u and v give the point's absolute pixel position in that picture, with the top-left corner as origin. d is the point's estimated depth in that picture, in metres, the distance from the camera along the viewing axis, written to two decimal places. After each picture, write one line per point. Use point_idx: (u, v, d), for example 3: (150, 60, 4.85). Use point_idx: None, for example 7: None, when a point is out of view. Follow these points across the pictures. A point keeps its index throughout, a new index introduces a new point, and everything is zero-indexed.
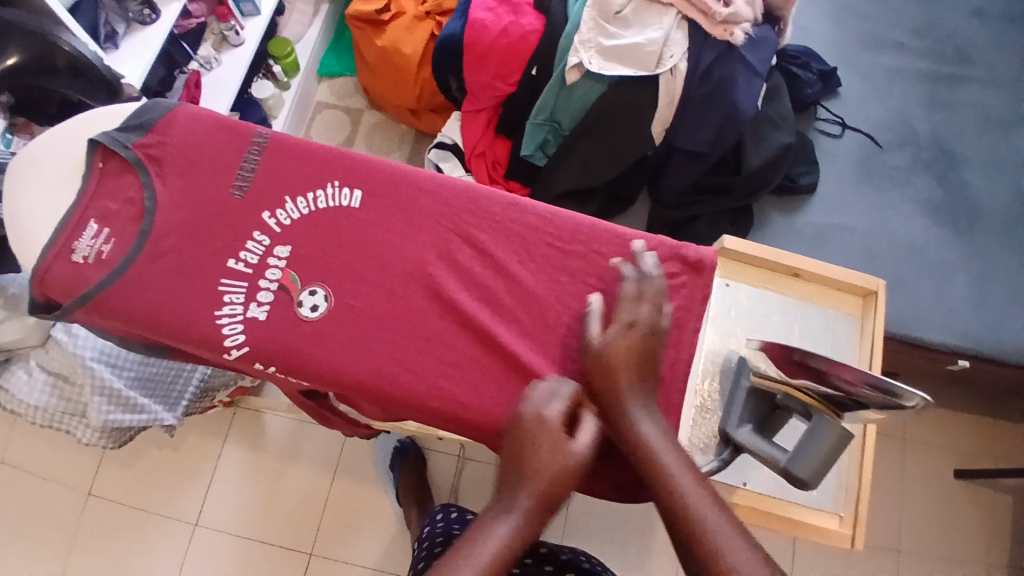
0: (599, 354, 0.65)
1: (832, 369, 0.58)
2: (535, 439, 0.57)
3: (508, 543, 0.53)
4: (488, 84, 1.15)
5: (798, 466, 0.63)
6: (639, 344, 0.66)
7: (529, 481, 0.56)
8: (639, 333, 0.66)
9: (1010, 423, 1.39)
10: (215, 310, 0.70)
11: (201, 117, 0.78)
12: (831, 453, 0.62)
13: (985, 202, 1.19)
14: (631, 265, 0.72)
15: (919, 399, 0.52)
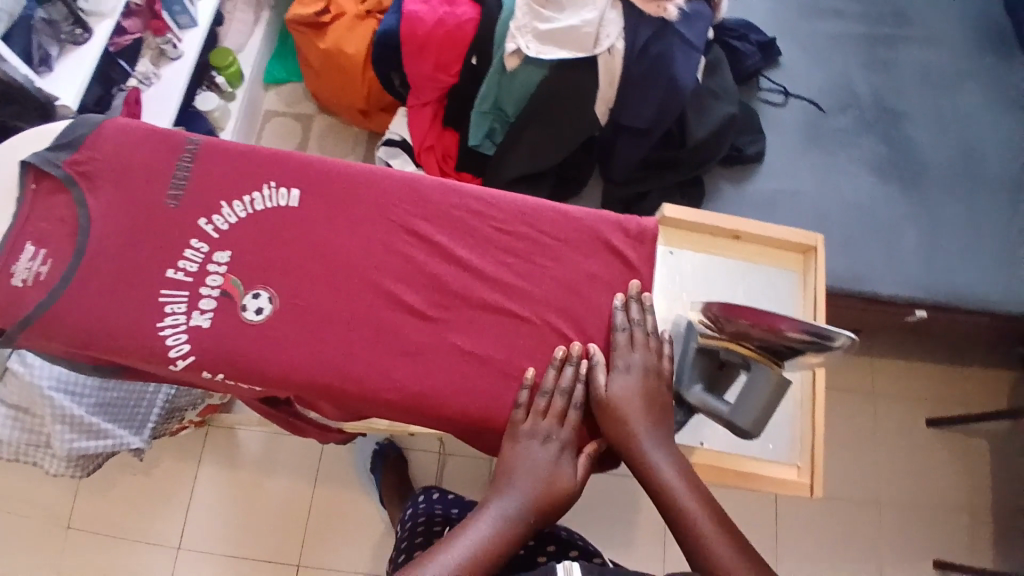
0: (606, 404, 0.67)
1: (770, 323, 0.60)
2: (525, 454, 0.66)
3: (487, 542, 0.60)
4: (430, 76, 1.16)
5: (740, 418, 0.65)
6: (644, 387, 0.68)
7: (517, 487, 0.64)
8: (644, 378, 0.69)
9: (976, 370, 1.43)
10: (158, 322, 0.69)
11: (131, 129, 0.77)
12: (769, 402, 0.64)
13: (929, 157, 1.21)
14: (621, 312, 0.72)
15: (849, 339, 0.56)
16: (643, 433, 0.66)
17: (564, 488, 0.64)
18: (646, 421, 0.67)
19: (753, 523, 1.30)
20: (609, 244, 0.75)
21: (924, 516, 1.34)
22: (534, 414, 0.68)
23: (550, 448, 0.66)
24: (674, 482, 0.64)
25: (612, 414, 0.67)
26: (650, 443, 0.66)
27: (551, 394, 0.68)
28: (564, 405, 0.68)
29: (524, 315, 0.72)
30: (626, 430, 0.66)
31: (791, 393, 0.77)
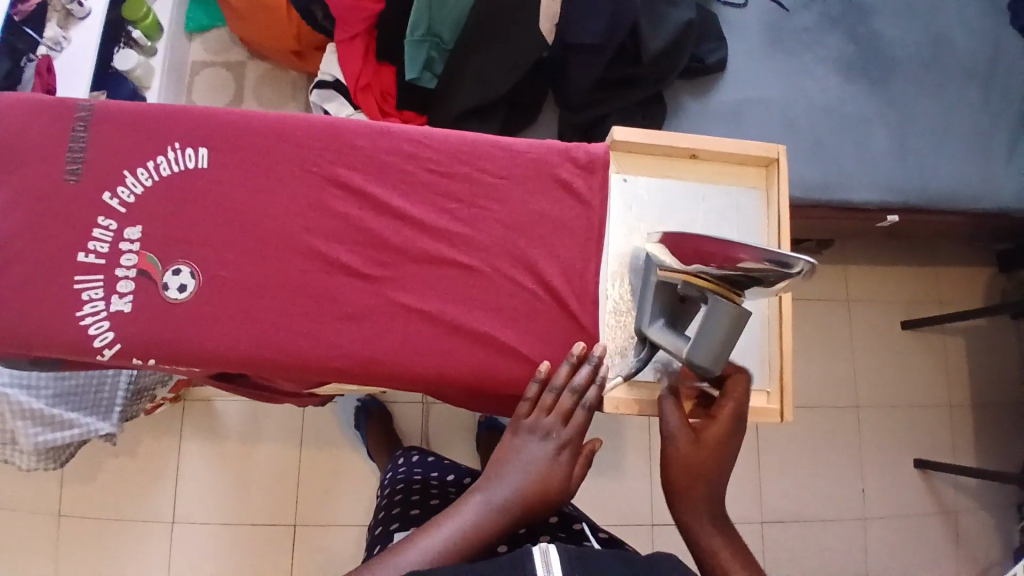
0: (686, 436, 0.64)
1: (729, 250, 0.58)
2: (525, 449, 0.62)
3: (467, 533, 0.57)
4: (354, 6, 1.06)
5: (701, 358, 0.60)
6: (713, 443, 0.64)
7: (508, 479, 0.61)
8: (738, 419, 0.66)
9: (952, 268, 1.42)
10: (76, 311, 0.64)
11: (13, 100, 0.68)
12: (729, 335, 0.60)
13: (898, 48, 1.15)
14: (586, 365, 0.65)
15: (807, 263, 0.52)
16: (716, 480, 0.63)
17: (555, 483, 0.61)
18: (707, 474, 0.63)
19: None
20: (556, 177, 0.70)
21: (903, 414, 1.37)
22: (539, 409, 0.64)
23: (549, 449, 0.62)
24: (721, 539, 0.62)
25: (702, 448, 0.63)
26: (715, 488, 0.63)
27: (560, 391, 0.64)
28: (569, 401, 0.64)
29: (473, 264, 0.68)
30: (701, 474, 0.63)
31: (758, 317, 0.75)
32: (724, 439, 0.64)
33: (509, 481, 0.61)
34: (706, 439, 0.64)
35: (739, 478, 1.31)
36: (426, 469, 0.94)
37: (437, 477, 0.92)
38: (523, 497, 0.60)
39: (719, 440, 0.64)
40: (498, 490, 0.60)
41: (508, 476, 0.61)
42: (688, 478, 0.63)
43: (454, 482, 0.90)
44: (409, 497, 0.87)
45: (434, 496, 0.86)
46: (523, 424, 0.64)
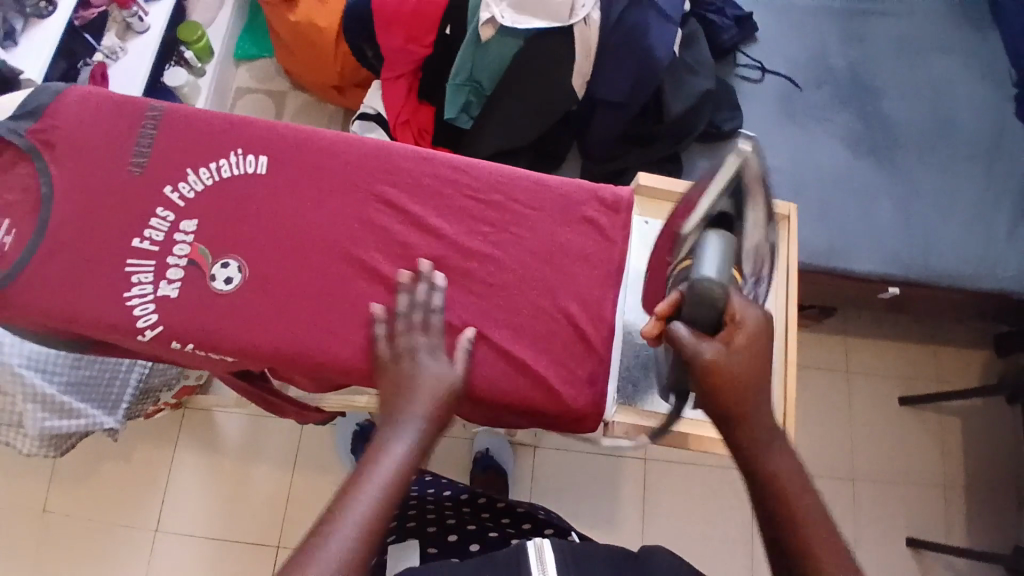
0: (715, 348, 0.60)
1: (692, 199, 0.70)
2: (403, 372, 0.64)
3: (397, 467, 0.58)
4: (402, 47, 1.14)
5: (709, 271, 0.60)
6: (749, 340, 0.61)
7: (408, 405, 0.62)
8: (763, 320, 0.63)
9: (951, 346, 1.46)
10: (125, 292, 0.68)
11: (93, 99, 0.75)
12: (726, 249, 0.62)
13: (905, 131, 1.22)
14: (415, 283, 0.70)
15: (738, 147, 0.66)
16: (759, 386, 0.61)
17: (449, 384, 0.65)
18: (756, 385, 0.61)
19: (735, 498, 1.31)
20: (583, 213, 0.75)
21: (897, 489, 1.38)
22: (395, 336, 0.67)
23: (426, 360, 0.65)
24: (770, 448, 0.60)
25: (737, 353, 0.61)
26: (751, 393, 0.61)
27: (407, 311, 0.68)
28: (422, 316, 0.68)
29: (498, 287, 0.72)
30: (742, 391, 0.61)
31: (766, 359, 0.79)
32: (756, 343, 0.62)
33: (409, 413, 0.61)
34: (736, 348, 0.61)
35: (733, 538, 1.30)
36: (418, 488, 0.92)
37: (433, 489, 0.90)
38: (433, 415, 0.62)
39: (752, 342, 0.61)
40: (410, 429, 0.60)
41: (411, 408, 0.62)
42: (732, 390, 0.61)
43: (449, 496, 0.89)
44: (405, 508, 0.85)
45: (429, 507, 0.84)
46: (385, 355, 0.66)
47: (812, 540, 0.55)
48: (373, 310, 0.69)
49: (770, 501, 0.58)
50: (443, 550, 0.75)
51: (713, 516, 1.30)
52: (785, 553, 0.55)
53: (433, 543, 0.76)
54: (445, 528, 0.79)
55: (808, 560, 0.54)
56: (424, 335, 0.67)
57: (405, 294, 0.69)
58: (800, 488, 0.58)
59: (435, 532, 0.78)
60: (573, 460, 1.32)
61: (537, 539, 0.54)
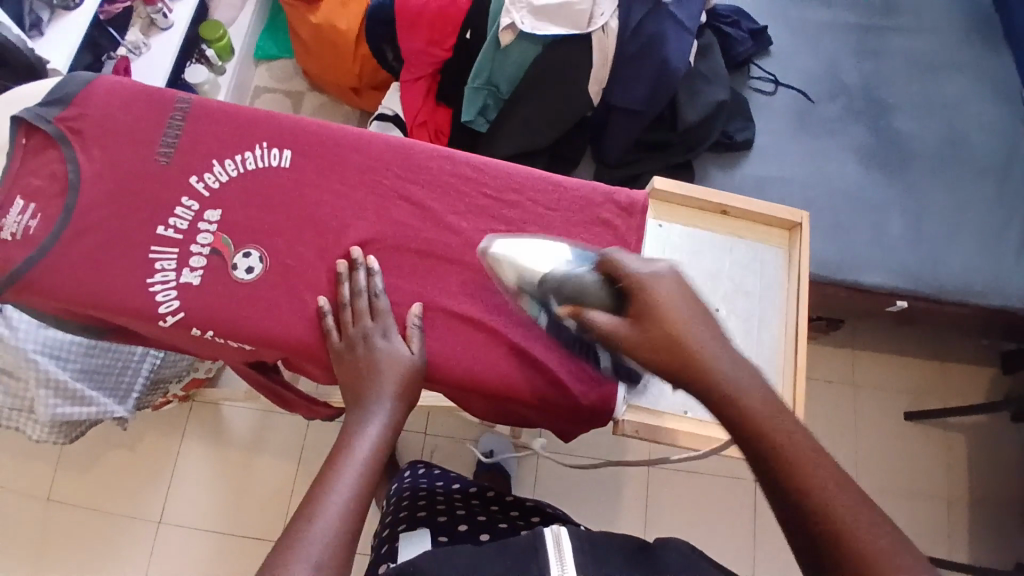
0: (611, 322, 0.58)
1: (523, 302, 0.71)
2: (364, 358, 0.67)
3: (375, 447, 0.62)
4: (422, 50, 1.16)
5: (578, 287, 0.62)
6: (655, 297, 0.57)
7: (376, 390, 0.65)
8: (674, 277, 0.59)
9: (958, 363, 1.46)
10: (147, 278, 0.69)
11: (123, 90, 0.77)
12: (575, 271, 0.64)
13: (916, 146, 1.23)
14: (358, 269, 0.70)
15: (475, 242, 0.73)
16: (690, 334, 0.55)
17: (409, 363, 0.67)
18: (694, 336, 0.55)
19: (738, 507, 1.31)
20: (598, 215, 0.76)
21: (902, 504, 1.37)
22: (347, 326, 0.68)
23: (386, 342, 0.68)
24: (766, 409, 0.52)
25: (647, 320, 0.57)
26: (698, 351, 0.55)
27: (356, 296, 0.69)
28: (368, 300, 0.70)
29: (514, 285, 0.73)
30: (678, 351, 0.55)
31: (775, 364, 0.80)
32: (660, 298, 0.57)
33: (378, 397, 0.65)
34: (636, 314, 0.57)
35: (736, 548, 1.29)
36: (428, 478, 0.95)
37: (441, 486, 0.91)
38: (399, 394, 0.66)
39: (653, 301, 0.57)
40: (378, 413, 0.64)
41: (376, 393, 0.65)
42: (668, 355, 0.55)
43: (458, 491, 0.90)
44: (415, 502, 0.86)
45: (439, 501, 0.85)
46: (341, 345, 0.68)
47: (839, 508, 0.46)
48: (319, 304, 0.69)
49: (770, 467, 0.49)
50: (454, 538, 0.76)
51: (716, 525, 1.30)
52: (807, 525, 0.47)
53: (444, 532, 0.77)
54: (455, 519, 0.80)
55: (838, 535, 0.45)
56: (372, 320, 0.69)
57: (347, 285, 0.70)
58: (810, 453, 0.49)
59: (447, 521, 0.79)
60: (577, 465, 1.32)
61: (555, 527, 0.55)
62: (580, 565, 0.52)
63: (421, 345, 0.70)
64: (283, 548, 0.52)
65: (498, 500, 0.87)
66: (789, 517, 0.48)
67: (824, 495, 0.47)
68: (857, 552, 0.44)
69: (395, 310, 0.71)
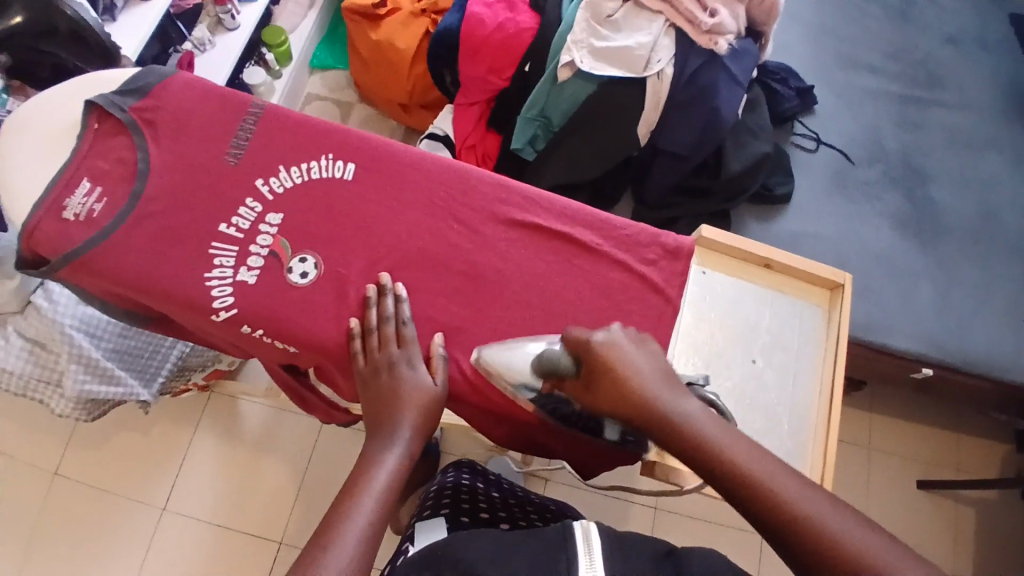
0: (585, 393, 0.61)
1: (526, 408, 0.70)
2: (389, 387, 0.68)
3: (394, 473, 0.64)
4: (481, 79, 1.21)
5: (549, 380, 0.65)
6: (610, 360, 0.60)
7: (399, 417, 0.66)
8: (615, 336, 0.62)
9: (974, 438, 1.45)
10: (205, 272, 0.72)
11: (199, 88, 0.80)
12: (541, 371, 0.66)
13: (951, 217, 1.24)
14: (388, 298, 0.72)
15: (438, 350, 0.71)
16: (640, 385, 0.58)
17: (431, 395, 0.68)
18: (654, 384, 0.59)
19: (741, 561, 1.29)
20: (644, 256, 0.77)
21: None
22: (373, 352, 0.69)
23: (413, 370, 0.69)
24: (753, 464, 0.53)
25: (603, 379, 0.60)
26: (661, 404, 0.57)
27: (387, 322, 0.70)
28: (395, 328, 0.70)
29: (556, 316, 0.74)
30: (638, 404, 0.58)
31: (808, 419, 0.81)
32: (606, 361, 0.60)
33: (400, 425, 0.66)
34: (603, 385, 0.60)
35: None
36: (461, 471, 0.99)
37: (465, 477, 0.96)
38: (417, 424, 0.67)
39: (604, 363, 0.60)
40: (395, 443, 0.65)
41: (394, 424, 0.66)
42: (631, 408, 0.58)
43: (481, 485, 0.94)
44: (440, 493, 0.90)
45: (463, 493, 0.90)
46: (367, 369, 0.69)
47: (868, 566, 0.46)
48: (351, 325, 0.71)
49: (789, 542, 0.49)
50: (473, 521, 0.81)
51: None
52: None
53: (465, 515, 0.83)
54: (475, 508, 0.86)
55: None
56: (399, 347, 0.70)
57: (376, 310, 0.71)
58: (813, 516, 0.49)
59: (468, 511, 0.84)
60: (585, 497, 1.32)
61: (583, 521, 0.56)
62: (607, 559, 0.53)
63: (445, 375, 0.70)
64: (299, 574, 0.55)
65: (518, 501, 0.93)
66: (798, 569, 0.49)
67: (835, 538, 0.48)
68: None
69: (420, 338, 0.72)
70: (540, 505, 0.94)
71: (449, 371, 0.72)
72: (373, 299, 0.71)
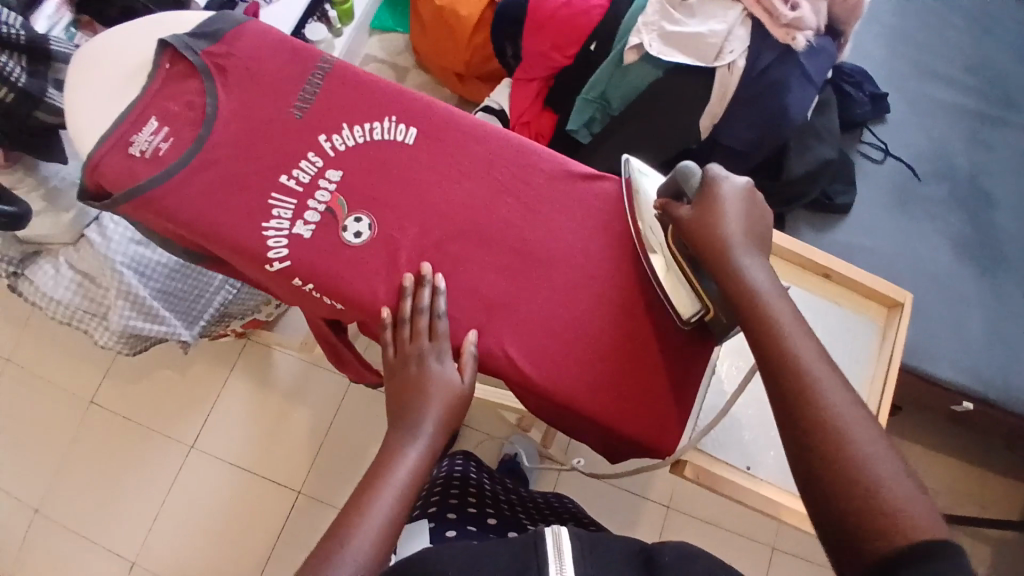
0: (689, 216, 0.66)
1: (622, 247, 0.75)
2: (419, 381, 0.68)
3: (417, 467, 0.66)
4: (544, 54, 1.19)
5: (663, 200, 0.70)
6: (712, 200, 0.65)
7: (426, 414, 0.67)
8: (736, 186, 0.66)
9: (1003, 476, 1.40)
10: (262, 222, 0.72)
11: (271, 38, 0.80)
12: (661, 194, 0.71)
13: (1015, 247, 1.19)
14: (424, 289, 0.71)
15: (470, 345, 0.70)
16: (726, 228, 0.63)
17: (459, 392, 0.68)
18: (743, 236, 0.63)
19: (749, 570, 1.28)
20: None
21: None
22: (404, 342, 0.70)
23: (443, 366, 0.69)
24: (790, 333, 0.57)
25: (696, 214, 0.65)
26: (734, 252, 0.62)
27: (420, 314, 0.70)
28: (427, 317, 0.70)
29: (604, 303, 0.73)
30: (709, 239, 0.63)
31: None
32: (709, 199, 0.65)
33: (425, 420, 0.67)
34: (712, 214, 0.64)
35: None
36: (459, 464, 1.01)
37: (459, 472, 0.98)
38: (443, 419, 0.68)
39: (707, 198, 0.65)
40: (419, 439, 0.66)
41: (419, 420, 0.67)
42: (702, 240, 0.64)
43: (473, 478, 0.96)
44: (432, 489, 0.93)
45: (454, 487, 0.92)
46: (398, 359, 0.70)
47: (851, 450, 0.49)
48: (383, 315, 0.70)
49: (789, 400, 0.53)
50: (461, 517, 0.83)
51: None
52: (818, 463, 0.50)
53: (453, 510, 0.85)
54: (465, 502, 0.87)
55: (853, 480, 0.48)
56: (430, 340, 0.70)
57: (411, 299, 0.71)
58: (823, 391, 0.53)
59: (456, 504, 0.86)
60: (598, 487, 1.33)
61: (556, 528, 0.57)
62: (579, 568, 0.55)
63: (474, 371, 0.70)
64: (315, 567, 0.59)
65: (509, 500, 0.94)
66: (784, 421, 0.53)
67: (833, 418, 0.51)
68: (843, 477, 0.48)
69: (463, 310, 0.72)
70: (530, 504, 0.95)
71: (477, 366, 0.71)
72: (409, 284, 0.71)
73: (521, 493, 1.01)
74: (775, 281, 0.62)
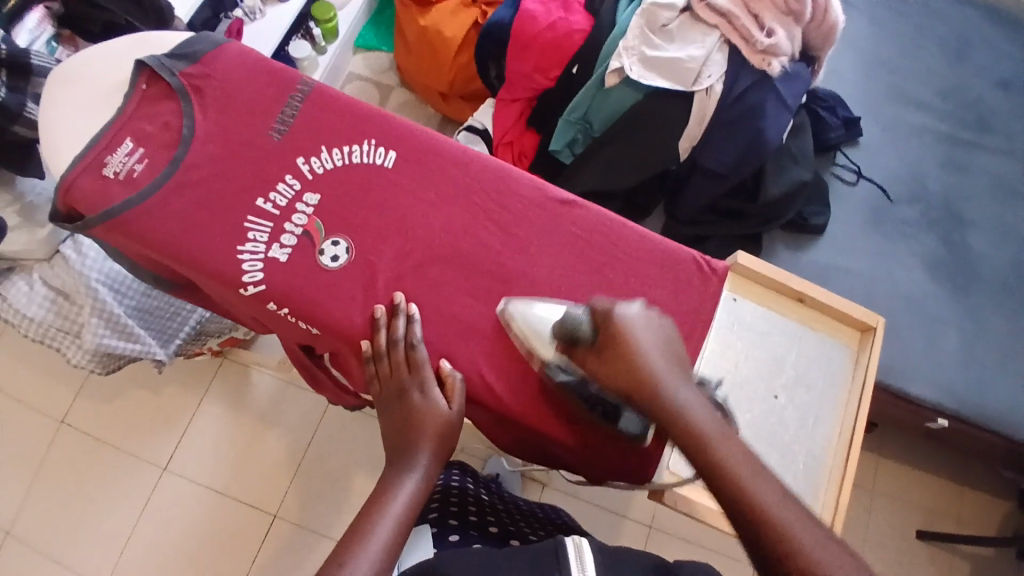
0: (598, 364, 0.63)
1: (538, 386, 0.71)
2: (409, 412, 0.67)
3: (412, 497, 0.64)
4: (528, 75, 1.21)
5: (563, 344, 0.67)
6: (622, 336, 0.62)
7: (419, 444, 0.66)
8: (635, 314, 0.64)
9: (978, 492, 1.42)
10: (238, 245, 0.72)
11: (250, 59, 0.80)
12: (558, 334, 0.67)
13: (984, 267, 1.21)
14: (399, 320, 0.70)
15: (452, 374, 0.69)
16: (645, 365, 0.61)
17: (446, 419, 0.67)
18: (664, 366, 0.61)
19: None
20: (679, 277, 0.76)
21: None
22: (388, 375, 0.69)
23: (429, 395, 0.67)
24: (739, 467, 0.55)
25: (610, 357, 0.62)
26: (663, 388, 0.60)
27: (397, 344, 0.69)
28: (406, 348, 0.69)
29: None
30: (635, 380, 0.60)
31: (830, 442, 0.82)
32: (619, 336, 0.62)
33: (420, 451, 0.66)
34: (621, 360, 0.61)
35: None
36: (456, 473, 1.00)
37: (456, 481, 0.96)
38: (436, 449, 0.66)
39: (616, 337, 0.62)
40: (414, 469, 0.65)
41: (411, 452, 0.66)
42: (628, 385, 0.61)
43: (471, 487, 0.96)
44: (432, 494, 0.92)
45: (454, 494, 0.91)
46: (387, 392, 0.69)
47: None
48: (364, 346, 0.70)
49: (762, 544, 0.51)
50: (461, 525, 0.83)
51: None
52: None
53: (455, 517, 0.84)
54: (465, 510, 0.87)
55: None
56: (411, 370, 0.69)
57: (386, 331, 0.70)
58: (789, 521, 0.51)
59: (457, 512, 0.86)
60: (580, 506, 1.32)
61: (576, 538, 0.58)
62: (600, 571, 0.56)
63: (462, 396, 0.69)
64: None
65: (508, 508, 0.93)
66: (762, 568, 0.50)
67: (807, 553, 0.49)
68: None
69: (439, 334, 0.72)
70: (529, 511, 0.94)
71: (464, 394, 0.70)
72: (383, 314, 0.70)
73: (517, 501, 0.99)
74: (706, 399, 0.61)
